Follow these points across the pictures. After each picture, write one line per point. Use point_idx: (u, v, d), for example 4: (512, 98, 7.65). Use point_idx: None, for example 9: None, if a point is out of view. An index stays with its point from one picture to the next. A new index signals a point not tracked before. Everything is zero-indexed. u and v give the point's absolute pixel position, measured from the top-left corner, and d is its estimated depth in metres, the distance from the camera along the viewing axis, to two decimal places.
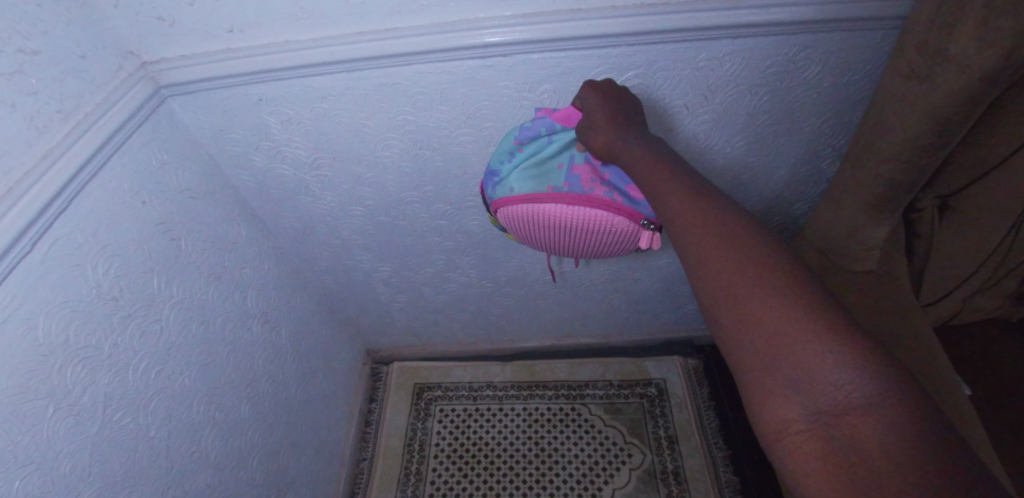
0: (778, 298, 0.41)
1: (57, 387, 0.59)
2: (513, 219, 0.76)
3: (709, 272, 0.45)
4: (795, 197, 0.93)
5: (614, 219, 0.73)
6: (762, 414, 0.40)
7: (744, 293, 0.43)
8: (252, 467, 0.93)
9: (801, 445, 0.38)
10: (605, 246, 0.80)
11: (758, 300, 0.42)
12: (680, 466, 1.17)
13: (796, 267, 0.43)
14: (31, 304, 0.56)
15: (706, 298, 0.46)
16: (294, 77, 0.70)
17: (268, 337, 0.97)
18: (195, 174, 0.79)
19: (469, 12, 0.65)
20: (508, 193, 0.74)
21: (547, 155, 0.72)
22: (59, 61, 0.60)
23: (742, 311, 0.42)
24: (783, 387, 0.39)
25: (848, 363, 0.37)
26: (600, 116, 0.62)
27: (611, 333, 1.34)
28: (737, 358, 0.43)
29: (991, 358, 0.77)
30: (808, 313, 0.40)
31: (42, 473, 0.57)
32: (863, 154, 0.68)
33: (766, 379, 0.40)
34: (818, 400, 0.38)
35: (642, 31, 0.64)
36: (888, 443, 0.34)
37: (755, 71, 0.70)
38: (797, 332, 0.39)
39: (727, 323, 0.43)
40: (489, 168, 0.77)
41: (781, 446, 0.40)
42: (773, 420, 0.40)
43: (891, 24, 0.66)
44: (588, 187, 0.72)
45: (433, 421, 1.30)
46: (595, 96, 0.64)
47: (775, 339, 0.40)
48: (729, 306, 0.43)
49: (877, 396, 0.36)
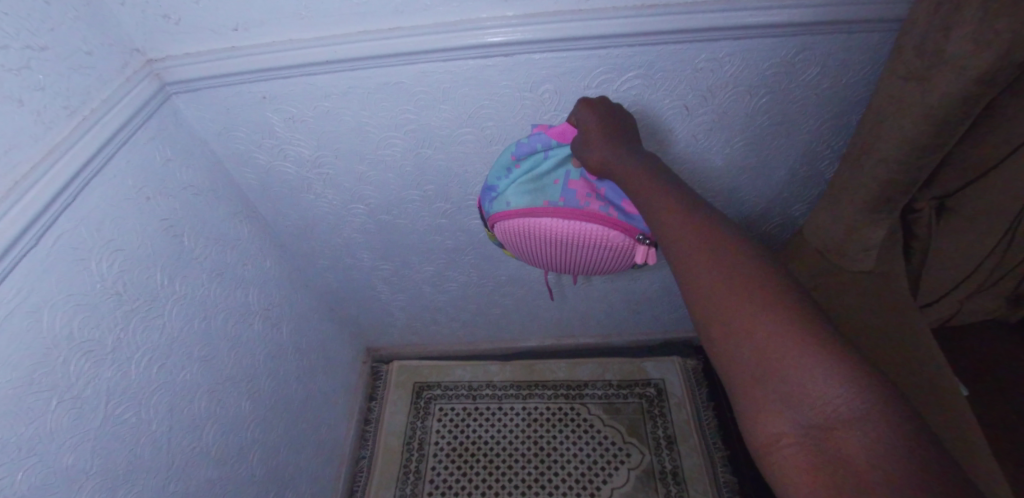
0: (768, 311, 0.42)
1: (61, 379, 0.59)
2: (510, 233, 0.77)
3: (701, 286, 0.46)
4: (794, 199, 0.93)
5: (610, 234, 0.73)
6: (755, 427, 0.40)
7: (735, 305, 0.43)
8: (253, 463, 0.93)
9: (793, 459, 0.38)
10: (601, 260, 0.80)
11: (748, 313, 0.42)
12: (679, 466, 1.17)
13: (786, 281, 0.44)
14: (37, 297, 0.56)
15: (699, 312, 0.46)
16: (297, 75, 0.71)
17: (270, 334, 0.97)
18: (198, 171, 0.79)
19: (472, 12, 0.66)
20: (506, 208, 0.74)
21: (543, 170, 0.72)
22: (66, 57, 0.61)
23: (733, 324, 0.43)
24: (774, 400, 0.39)
25: (837, 376, 0.38)
26: (596, 132, 0.63)
27: (610, 334, 1.35)
28: (729, 372, 0.43)
29: (986, 360, 0.78)
30: (798, 326, 0.40)
31: (45, 464, 0.58)
32: (860, 156, 0.69)
33: (759, 392, 0.40)
34: (808, 413, 0.38)
35: (642, 32, 0.65)
36: (880, 456, 0.34)
37: (754, 72, 0.71)
38: (790, 345, 0.40)
39: (718, 336, 0.44)
40: (487, 182, 0.77)
41: (772, 460, 0.40)
42: (767, 434, 0.40)
43: (888, 26, 0.66)
44: (584, 201, 0.72)
45: (432, 420, 1.30)
46: (591, 113, 0.65)
47: (766, 352, 0.40)
48: (722, 320, 0.44)
49: (868, 409, 0.36)
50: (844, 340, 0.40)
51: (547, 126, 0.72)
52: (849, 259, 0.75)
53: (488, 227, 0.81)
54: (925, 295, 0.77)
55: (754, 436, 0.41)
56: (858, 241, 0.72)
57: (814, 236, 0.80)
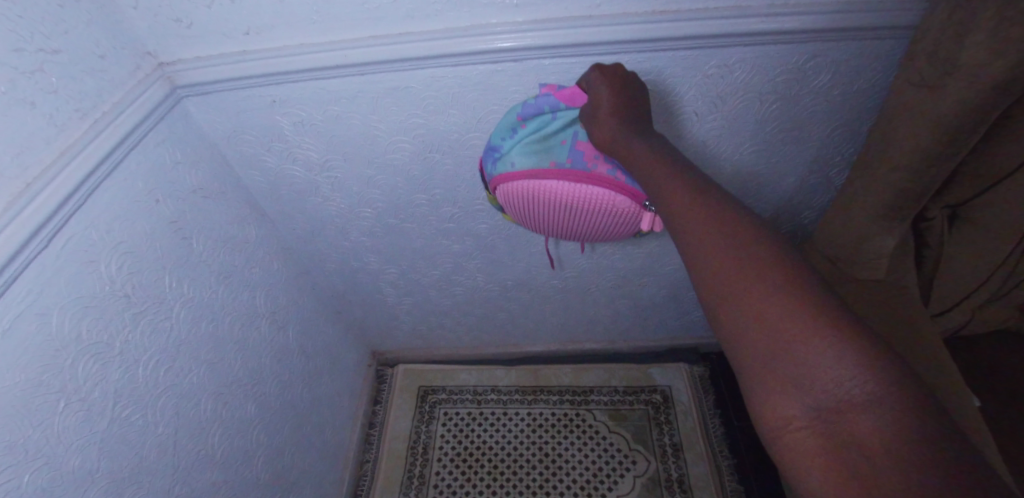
0: (781, 294, 0.41)
1: (70, 381, 0.59)
2: (512, 196, 0.74)
3: (711, 268, 0.45)
4: (804, 205, 0.93)
5: (615, 198, 0.71)
6: (764, 410, 0.40)
7: (747, 288, 0.43)
8: (258, 466, 0.93)
9: (804, 442, 0.38)
10: (604, 226, 0.79)
11: (761, 296, 0.42)
12: (685, 475, 1.16)
13: (798, 262, 0.43)
14: (46, 299, 0.56)
15: (708, 296, 0.45)
16: (307, 79, 0.71)
17: (276, 337, 0.97)
18: (208, 173, 0.80)
19: (482, 18, 0.66)
20: (509, 169, 0.71)
21: (550, 131, 0.70)
22: (78, 60, 0.61)
23: (745, 307, 0.42)
24: (785, 383, 0.39)
25: (850, 358, 0.37)
26: (607, 105, 0.62)
27: (616, 339, 1.34)
28: (738, 356, 0.43)
29: (1000, 370, 0.77)
30: (810, 308, 0.40)
31: (52, 467, 0.58)
32: (872, 163, 0.68)
33: (769, 376, 0.40)
34: (820, 397, 0.38)
35: (653, 38, 0.65)
36: (892, 439, 0.35)
37: (765, 79, 0.71)
38: (801, 327, 0.39)
39: (729, 319, 0.43)
40: (490, 143, 0.74)
41: (782, 441, 0.40)
42: (774, 416, 0.40)
43: (901, 33, 0.66)
44: (592, 163, 0.70)
45: (437, 424, 1.30)
46: (603, 82, 0.63)
47: (778, 335, 0.40)
48: (731, 302, 0.43)
49: (880, 393, 0.36)
50: (857, 322, 0.39)
51: (556, 86, 0.69)
52: (859, 267, 0.74)
53: (491, 190, 0.79)
54: (936, 305, 0.76)
55: (761, 418, 0.41)
56: (870, 249, 0.71)
57: (824, 243, 0.80)
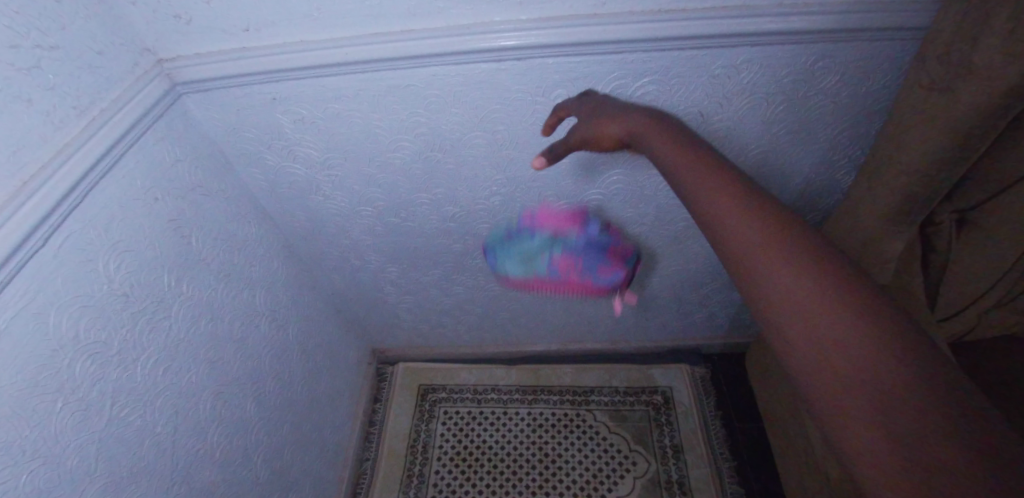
0: (822, 288, 0.47)
1: (67, 381, 0.59)
2: None
3: (762, 265, 0.50)
4: (810, 208, 0.92)
5: None
6: (822, 396, 0.44)
7: (796, 282, 0.48)
8: (257, 465, 0.93)
9: (860, 423, 0.41)
10: None
11: (802, 287, 0.48)
12: (685, 477, 1.15)
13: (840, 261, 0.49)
14: (42, 298, 0.56)
15: (760, 291, 0.50)
16: (308, 77, 0.70)
17: (276, 335, 0.97)
18: (207, 171, 0.79)
19: (485, 16, 0.65)
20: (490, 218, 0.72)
21: None
22: (76, 56, 0.60)
23: (797, 300, 0.47)
24: (838, 368, 0.43)
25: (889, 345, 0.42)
26: (605, 112, 0.67)
27: (617, 339, 1.33)
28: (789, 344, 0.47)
29: (1007, 377, 0.76)
30: (850, 301, 0.45)
31: (49, 467, 0.57)
32: (880, 166, 0.67)
33: (828, 361, 0.44)
34: (873, 380, 0.41)
35: (659, 38, 0.64)
36: (940, 416, 0.38)
37: (772, 79, 0.70)
38: (847, 318, 0.44)
39: (782, 312, 0.48)
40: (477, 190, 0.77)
41: (838, 424, 0.43)
42: (831, 401, 0.43)
43: (912, 34, 0.65)
44: None
45: (437, 423, 1.29)
46: (585, 98, 0.69)
47: (816, 322, 0.46)
48: (783, 297, 0.48)
49: (920, 376, 0.40)
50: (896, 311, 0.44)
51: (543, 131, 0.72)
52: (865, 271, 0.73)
53: None
54: (943, 310, 0.75)
55: (820, 405, 0.44)
56: (877, 253, 0.70)
57: (829, 246, 0.79)
